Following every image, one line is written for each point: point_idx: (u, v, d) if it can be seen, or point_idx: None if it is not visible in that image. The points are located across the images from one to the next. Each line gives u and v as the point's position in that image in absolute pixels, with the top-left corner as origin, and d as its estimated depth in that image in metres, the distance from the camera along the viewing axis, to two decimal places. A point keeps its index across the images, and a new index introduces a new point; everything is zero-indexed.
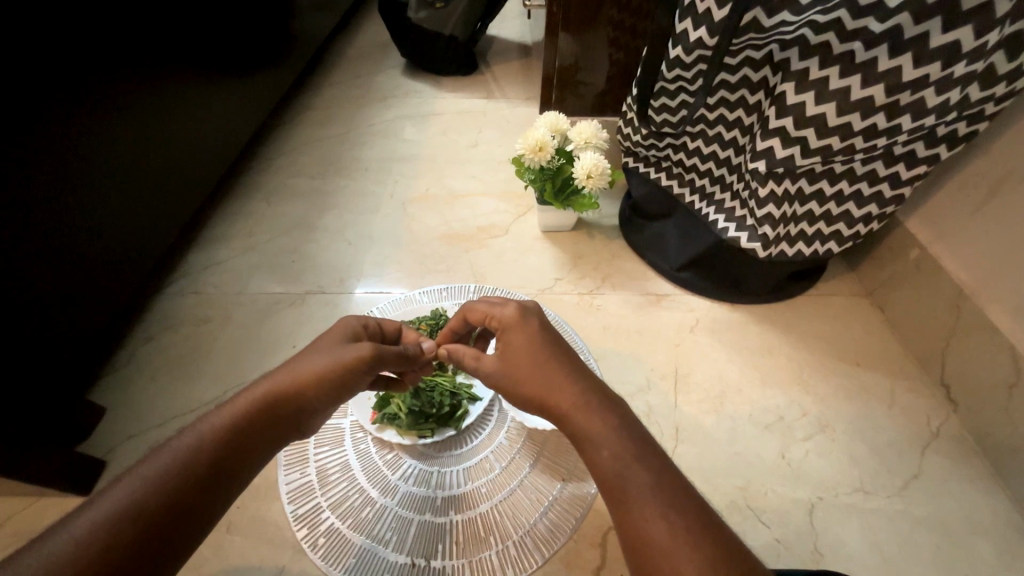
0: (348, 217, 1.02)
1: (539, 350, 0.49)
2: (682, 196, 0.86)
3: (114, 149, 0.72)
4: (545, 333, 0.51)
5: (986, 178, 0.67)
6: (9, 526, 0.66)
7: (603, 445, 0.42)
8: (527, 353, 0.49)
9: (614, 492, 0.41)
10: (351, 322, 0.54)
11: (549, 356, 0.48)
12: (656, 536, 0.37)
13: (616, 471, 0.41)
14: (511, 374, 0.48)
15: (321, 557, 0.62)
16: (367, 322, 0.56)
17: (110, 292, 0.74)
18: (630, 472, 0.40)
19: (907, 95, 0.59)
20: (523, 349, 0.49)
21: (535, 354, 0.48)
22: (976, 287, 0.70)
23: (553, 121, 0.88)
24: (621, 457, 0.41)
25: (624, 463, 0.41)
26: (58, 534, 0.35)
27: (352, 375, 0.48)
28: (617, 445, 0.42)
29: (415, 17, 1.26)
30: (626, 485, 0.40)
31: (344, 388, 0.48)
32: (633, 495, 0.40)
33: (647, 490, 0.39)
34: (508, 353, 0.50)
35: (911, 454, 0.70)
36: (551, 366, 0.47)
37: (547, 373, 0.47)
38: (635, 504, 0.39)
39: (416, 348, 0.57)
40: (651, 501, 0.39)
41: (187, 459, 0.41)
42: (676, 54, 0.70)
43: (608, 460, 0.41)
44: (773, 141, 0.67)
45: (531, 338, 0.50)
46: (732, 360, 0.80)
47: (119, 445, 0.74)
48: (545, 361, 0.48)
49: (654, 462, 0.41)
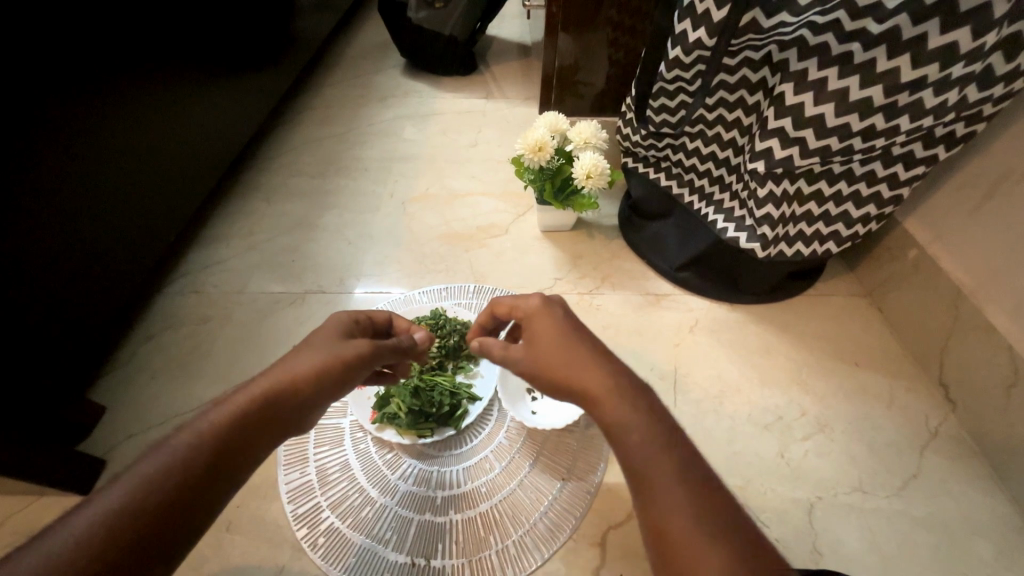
0: (349, 217, 1.02)
1: (564, 337, 0.49)
2: (681, 196, 0.86)
3: (112, 150, 0.72)
4: (569, 321, 0.51)
5: (984, 179, 0.68)
6: (10, 525, 0.66)
7: (628, 429, 0.42)
8: (553, 340, 0.49)
9: (635, 477, 0.40)
10: (342, 318, 0.56)
11: (577, 342, 0.48)
12: (676, 522, 0.37)
13: (640, 455, 0.41)
14: (538, 362, 0.49)
15: (321, 556, 0.63)
16: (359, 317, 0.58)
17: (110, 291, 0.74)
18: (653, 457, 0.40)
19: (905, 95, 0.59)
20: (548, 338, 0.49)
21: (561, 341, 0.49)
22: (975, 288, 0.70)
23: (553, 121, 0.88)
24: (646, 442, 0.41)
25: (648, 448, 0.41)
26: (58, 532, 0.35)
27: (348, 370, 0.51)
28: (642, 429, 0.42)
29: (415, 16, 1.26)
30: (649, 470, 0.40)
31: (341, 381, 0.50)
32: (655, 480, 0.39)
33: (670, 476, 0.39)
34: (535, 339, 0.50)
35: (909, 454, 0.70)
36: (576, 351, 0.47)
37: (571, 358, 0.47)
38: (657, 489, 0.39)
39: (410, 339, 0.60)
40: (673, 488, 0.39)
41: (187, 456, 0.40)
42: (675, 54, 0.70)
43: (631, 445, 0.41)
44: (772, 142, 0.68)
45: (557, 325, 0.51)
46: (731, 360, 0.80)
47: (120, 444, 0.74)
48: (571, 346, 0.48)
49: (679, 450, 0.41)
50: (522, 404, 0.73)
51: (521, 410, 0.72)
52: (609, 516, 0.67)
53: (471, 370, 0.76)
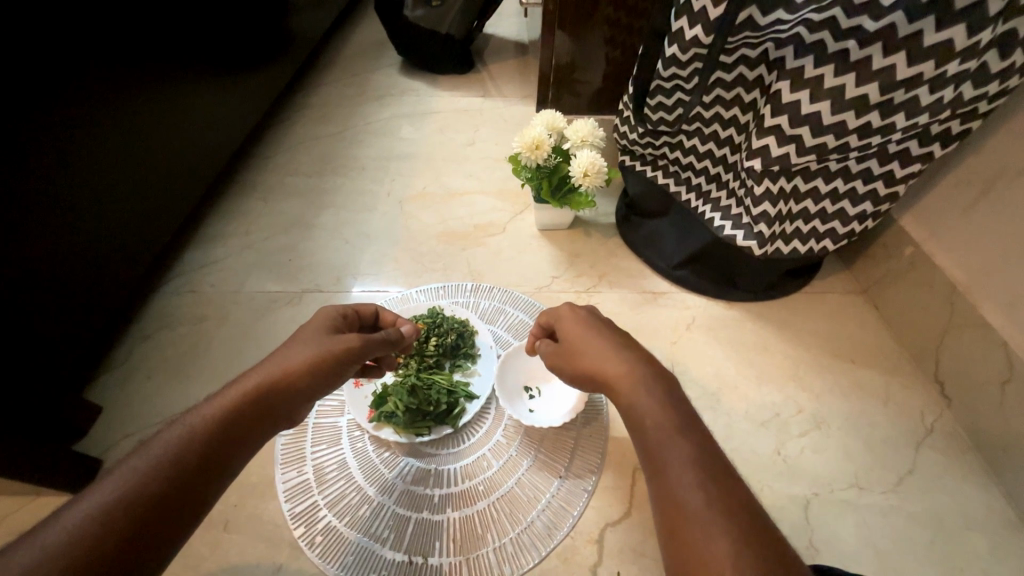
0: (345, 216, 1.02)
1: (594, 335, 0.52)
2: (678, 194, 0.86)
3: (107, 148, 0.71)
4: (598, 322, 0.54)
5: (979, 176, 0.68)
6: (5, 525, 0.66)
7: (644, 417, 0.43)
8: (582, 340, 0.52)
9: (651, 466, 0.41)
10: (332, 313, 0.57)
11: (601, 337, 0.52)
12: (690, 510, 0.37)
13: (653, 443, 0.41)
14: (572, 363, 0.52)
15: (318, 554, 0.63)
16: (348, 312, 0.59)
17: (107, 291, 0.74)
18: (664, 444, 0.41)
19: (901, 93, 0.59)
20: (577, 338, 0.53)
21: (590, 339, 0.52)
22: (970, 285, 0.70)
23: (551, 118, 0.88)
24: (660, 430, 0.41)
25: (661, 436, 0.41)
26: (52, 525, 0.35)
27: (337, 364, 0.52)
28: (657, 417, 0.42)
29: (411, 15, 1.26)
30: (662, 459, 0.40)
31: (331, 375, 0.51)
32: (669, 467, 0.39)
33: (682, 463, 0.39)
34: (566, 337, 0.54)
35: (905, 450, 0.71)
36: (603, 346, 0.50)
37: (597, 352, 0.50)
38: (670, 477, 0.39)
39: (398, 331, 0.62)
40: (687, 476, 0.38)
41: (178, 452, 0.40)
42: (673, 51, 0.69)
43: (647, 432, 0.42)
44: (768, 139, 0.68)
45: (585, 325, 0.54)
46: (728, 357, 0.80)
47: (117, 443, 0.74)
48: (597, 343, 0.51)
49: (693, 434, 0.41)
50: (519, 402, 0.73)
51: (519, 409, 0.72)
52: (607, 513, 0.66)
53: (468, 368, 0.76)
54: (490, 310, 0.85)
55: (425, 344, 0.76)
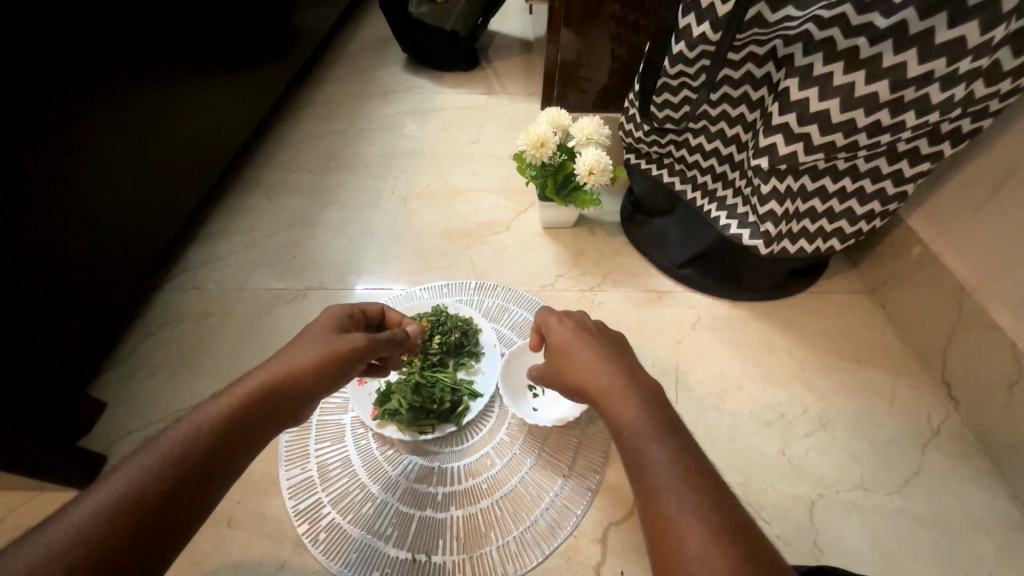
0: (348, 214, 1.02)
1: (581, 343, 0.52)
2: (684, 192, 0.86)
3: (111, 145, 0.71)
4: (586, 329, 0.54)
5: (988, 176, 0.67)
6: (9, 520, 0.67)
7: (627, 422, 0.43)
8: (568, 348, 0.52)
9: (633, 469, 0.41)
10: (337, 313, 0.57)
11: (589, 345, 0.51)
12: (669, 511, 0.37)
13: (636, 446, 0.41)
14: (561, 373, 0.52)
15: (321, 551, 0.63)
16: (354, 311, 0.59)
17: (110, 287, 0.74)
18: (646, 447, 0.41)
19: (911, 91, 0.59)
20: (564, 345, 0.52)
21: (577, 348, 0.51)
22: (980, 286, 0.70)
23: (555, 116, 0.87)
24: (641, 432, 0.42)
25: (641, 438, 0.41)
26: (57, 522, 0.35)
27: (343, 363, 0.52)
28: (639, 422, 0.42)
29: (416, 11, 1.26)
30: (642, 460, 0.40)
31: (333, 376, 0.51)
32: (649, 470, 0.39)
33: (663, 465, 0.39)
34: (554, 345, 0.54)
35: (911, 451, 0.70)
36: (589, 353, 0.50)
37: (584, 361, 0.50)
38: (650, 478, 0.39)
39: (404, 331, 0.62)
40: (666, 477, 0.38)
41: (184, 450, 0.40)
42: (679, 49, 0.69)
43: (630, 437, 0.42)
44: (776, 138, 0.67)
45: (572, 333, 0.53)
46: (733, 357, 0.80)
47: (120, 439, 0.74)
48: (583, 351, 0.51)
49: (674, 436, 0.41)
50: (523, 401, 0.72)
51: (522, 408, 0.72)
52: (611, 512, 0.66)
53: (472, 367, 0.76)
54: (493, 308, 0.85)
55: (428, 342, 0.75)
